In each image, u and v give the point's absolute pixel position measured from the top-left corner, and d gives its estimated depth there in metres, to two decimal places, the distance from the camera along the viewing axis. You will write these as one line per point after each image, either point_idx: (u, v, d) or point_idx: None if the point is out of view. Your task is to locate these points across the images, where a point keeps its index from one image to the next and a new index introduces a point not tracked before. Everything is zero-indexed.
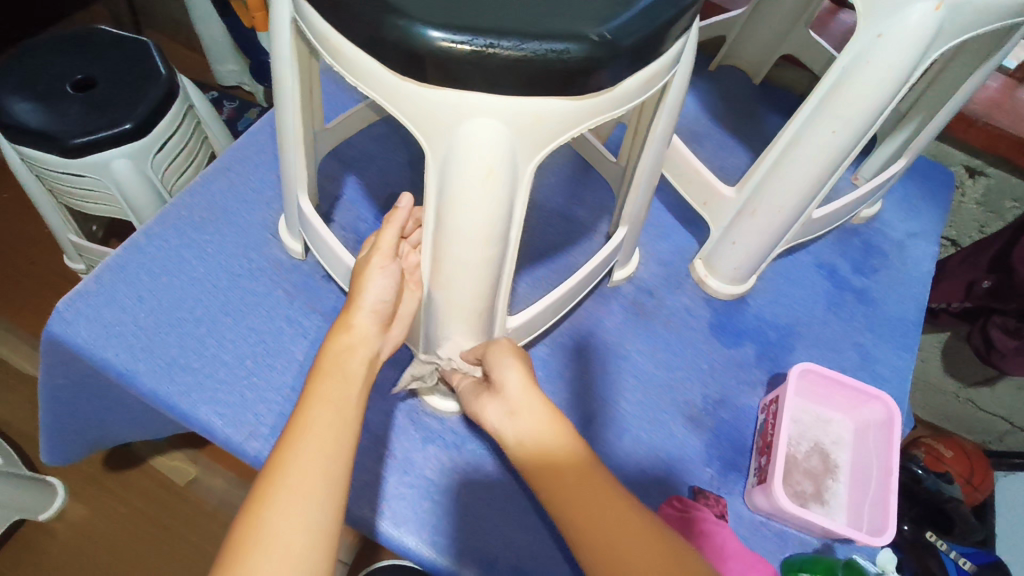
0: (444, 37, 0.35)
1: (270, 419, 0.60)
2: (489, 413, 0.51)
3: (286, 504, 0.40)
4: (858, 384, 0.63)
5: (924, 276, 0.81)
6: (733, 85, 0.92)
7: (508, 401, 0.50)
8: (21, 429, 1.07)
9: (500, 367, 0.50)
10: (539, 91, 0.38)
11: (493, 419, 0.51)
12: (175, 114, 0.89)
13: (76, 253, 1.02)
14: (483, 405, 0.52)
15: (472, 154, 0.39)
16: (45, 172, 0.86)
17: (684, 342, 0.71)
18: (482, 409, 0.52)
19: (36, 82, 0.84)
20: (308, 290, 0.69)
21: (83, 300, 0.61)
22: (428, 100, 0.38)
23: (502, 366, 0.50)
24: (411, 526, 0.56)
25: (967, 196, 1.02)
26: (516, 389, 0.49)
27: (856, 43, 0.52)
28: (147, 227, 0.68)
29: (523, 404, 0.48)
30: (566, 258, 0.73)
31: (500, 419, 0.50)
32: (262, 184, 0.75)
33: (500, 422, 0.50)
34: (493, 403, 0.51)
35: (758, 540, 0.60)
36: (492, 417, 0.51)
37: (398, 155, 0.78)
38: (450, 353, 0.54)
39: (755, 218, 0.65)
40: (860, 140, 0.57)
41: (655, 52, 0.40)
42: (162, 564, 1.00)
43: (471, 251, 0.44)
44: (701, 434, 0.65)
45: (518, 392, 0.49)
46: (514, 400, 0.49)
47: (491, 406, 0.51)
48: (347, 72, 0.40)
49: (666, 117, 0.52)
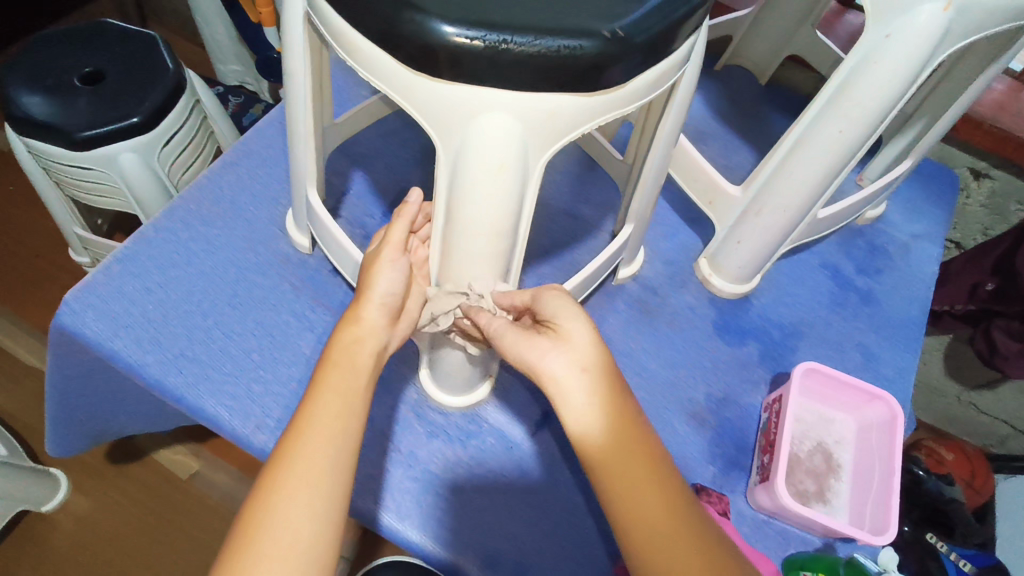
0: (457, 32, 0.35)
1: (276, 412, 0.60)
2: (548, 362, 0.44)
3: (294, 493, 0.40)
4: (861, 384, 0.63)
5: (928, 278, 0.81)
6: (739, 85, 0.92)
7: (575, 353, 0.44)
8: (25, 420, 1.08)
9: (565, 317, 0.45)
10: (551, 87, 0.38)
11: (551, 371, 0.44)
12: (181, 108, 0.89)
13: (81, 246, 1.02)
14: (535, 353, 0.45)
15: (483, 148, 0.39)
16: (52, 165, 0.86)
17: (688, 341, 0.71)
18: (538, 355, 0.44)
19: (44, 74, 0.84)
20: (314, 284, 0.69)
21: (91, 291, 0.62)
22: (440, 94, 0.39)
23: (566, 313, 0.45)
24: (415, 519, 0.56)
25: (971, 198, 1.02)
26: (585, 341, 0.44)
27: (864, 44, 0.53)
28: (155, 219, 0.69)
29: (596, 361, 0.44)
30: (572, 255, 0.73)
31: (564, 372, 0.43)
32: (269, 179, 0.75)
33: (564, 375, 0.43)
34: (555, 350, 0.44)
35: (759, 538, 0.61)
36: (550, 367, 0.44)
37: (404, 151, 0.78)
38: (484, 291, 0.47)
39: (761, 217, 0.65)
40: (868, 140, 0.57)
41: (666, 49, 0.40)
42: (164, 557, 1.00)
43: (481, 245, 0.44)
44: (704, 433, 0.66)
45: (585, 347, 0.44)
46: (583, 353, 0.44)
47: (551, 354, 0.44)
48: (359, 65, 0.41)
49: (674, 115, 0.53)
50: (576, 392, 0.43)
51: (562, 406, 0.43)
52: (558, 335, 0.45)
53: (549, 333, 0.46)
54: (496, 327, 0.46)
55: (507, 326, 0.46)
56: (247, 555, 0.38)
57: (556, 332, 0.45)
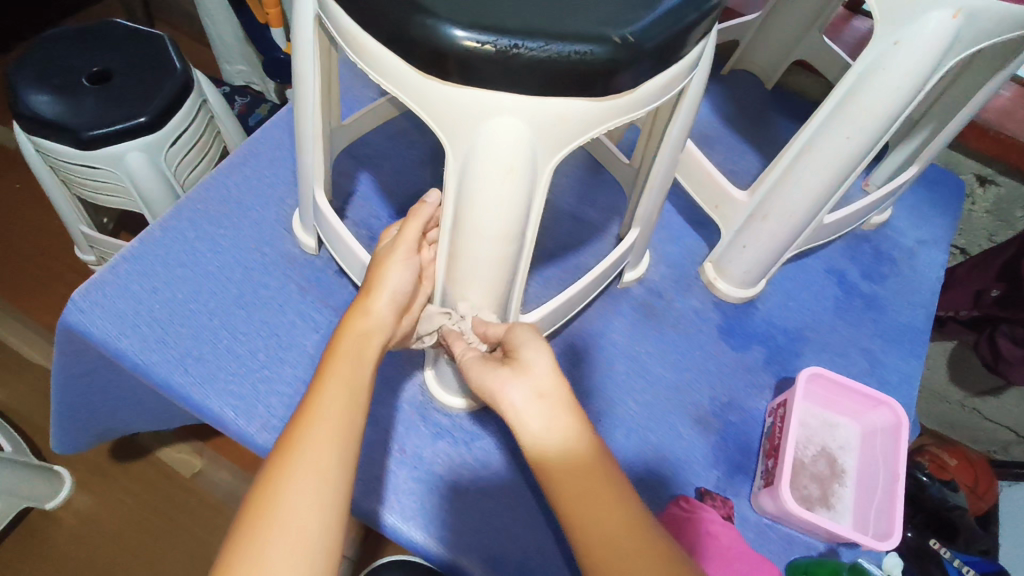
0: (469, 36, 0.35)
1: (281, 412, 0.60)
2: (509, 392, 0.47)
3: (299, 485, 0.40)
4: (866, 389, 0.63)
5: (933, 284, 0.81)
6: (745, 90, 0.92)
7: (535, 382, 0.47)
8: (29, 418, 1.08)
9: (528, 349, 0.48)
10: (561, 92, 0.38)
11: (511, 400, 0.47)
12: (189, 108, 0.89)
13: (87, 245, 1.03)
14: (497, 381, 0.48)
15: (493, 151, 0.39)
16: (59, 164, 0.87)
17: (693, 344, 0.72)
18: (500, 386, 0.48)
19: (52, 73, 0.85)
20: (320, 285, 0.70)
21: (98, 290, 0.62)
22: (451, 98, 0.39)
23: (531, 348, 0.48)
24: (419, 521, 0.56)
25: (977, 204, 1.02)
26: (547, 374, 0.47)
27: (872, 50, 0.53)
28: (162, 219, 0.69)
29: (555, 389, 0.46)
30: (577, 258, 0.73)
31: (523, 402, 0.46)
32: (276, 179, 0.76)
33: (523, 403, 0.46)
34: (516, 381, 0.47)
35: (763, 542, 0.61)
36: (511, 396, 0.47)
37: (411, 153, 0.79)
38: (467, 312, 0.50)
39: (767, 222, 0.65)
40: (875, 146, 0.57)
41: (675, 54, 0.40)
42: (166, 555, 1.01)
43: (489, 248, 0.44)
44: (708, 437, 0.66)
45: (545, 376, 0.47)
46: (545, 384, 0.47)
47: (513, 384, 0.47)
48: (370, 68, 0.41)
49: (683, 119, 0.53)
50: (535, 418, 0.46)
51: (524, 432, 0.46)
52: (518, 366, 0.48)
53: (511, 363, 0.49)
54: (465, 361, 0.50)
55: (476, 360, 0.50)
56: (251, 546, 0.37)
57: (517, 362, 0.48)
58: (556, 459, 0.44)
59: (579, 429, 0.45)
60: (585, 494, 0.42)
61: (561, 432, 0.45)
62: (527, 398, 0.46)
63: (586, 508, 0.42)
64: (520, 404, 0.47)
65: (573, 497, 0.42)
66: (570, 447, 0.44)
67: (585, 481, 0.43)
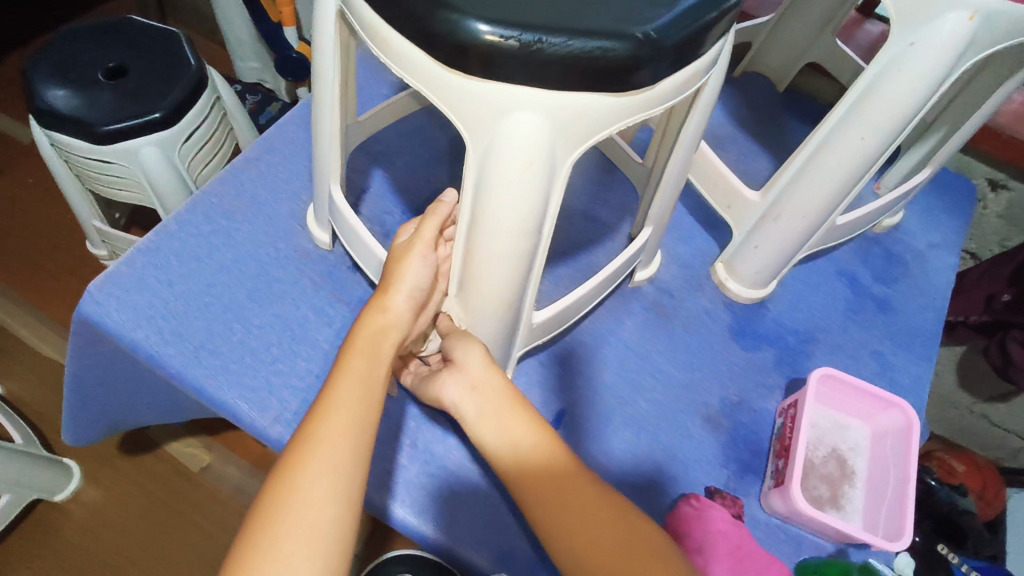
0: (492, 31, 0.36)
1: (294, 405, 0.61)
2: (447, 390, 0.53)
3: (316, 473, 0.41)
4: (878, 391, 0.63)
5: (944, 287, 0.81)
6: (757, 92, 0.92)
7: (468, 375, 0.52)
8: (39, 410, 1.09)
9: (460, 347, 0.52)
10: (582, 87, 0.38)
11: (450, 397, 0.53)
12: (203, 104, 0.90)
13: (99, 239, 1.03)
14: (439, 384, 0.54)
15: (513, 147, 0.40)
16: (74, 158, 0.87)
17: (704, 345, 0.72)
18: (438, 388, 0.53)
19: (68, 67, 0.85)
20: (333, 280, 0.70)
21: (114, 283, 0.63)
22: (473, 93, 0.39)
23: (461, 345, 0.52)
24: (429, 514, 0.56)
25: (988, 208, 1.02)
26: (478, 368, 0.51)
27: (887, 52, 0.53)
28: (177, 213, 0.69)
29: (484, 381, 0.51)
30: (589, 257, 0.74)
31: (459, 395, 0.52)
32: (290, 175, 0.76)
33: (459, 398, 0.52)
34: (452, 379, 0.53)
35: (772, 542, 0.61)
36: (450, 394, 0.52)
37: (424, 151, 0.79)
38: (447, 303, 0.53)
39: (779, 222, 0.65)
40: (889, 147, 0.57)
41: (694, 52, 0.41)
42: (173, 548, 1.01)
43: (505, 243, 0.44)
44: (717, 436, 0.66)
45: (478, 369, 0.51)
46: (477, 378, 0.51)
47: (450, 382, 0.53)
48: (393, 63, 0.41)
49: (698, 118, 0.53)
50: (472, 410, 0.51)
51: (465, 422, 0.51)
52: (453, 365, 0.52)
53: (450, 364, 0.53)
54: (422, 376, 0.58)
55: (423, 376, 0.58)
56: (269, 533, 0.38)
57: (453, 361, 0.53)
58: (498, 452, 0.49)
59: (515, 422, 0.50)
60: (551, 491, 0.47)
61: (498, 425, 0.50)
62: (462, 393, 0.52)
63: (554, 505, 0.47)
64: (459, 398, 0.52)
65: (540, 494, 0.47)
66: (517, 441, 0.49)
67: (548, 479, 0.48)
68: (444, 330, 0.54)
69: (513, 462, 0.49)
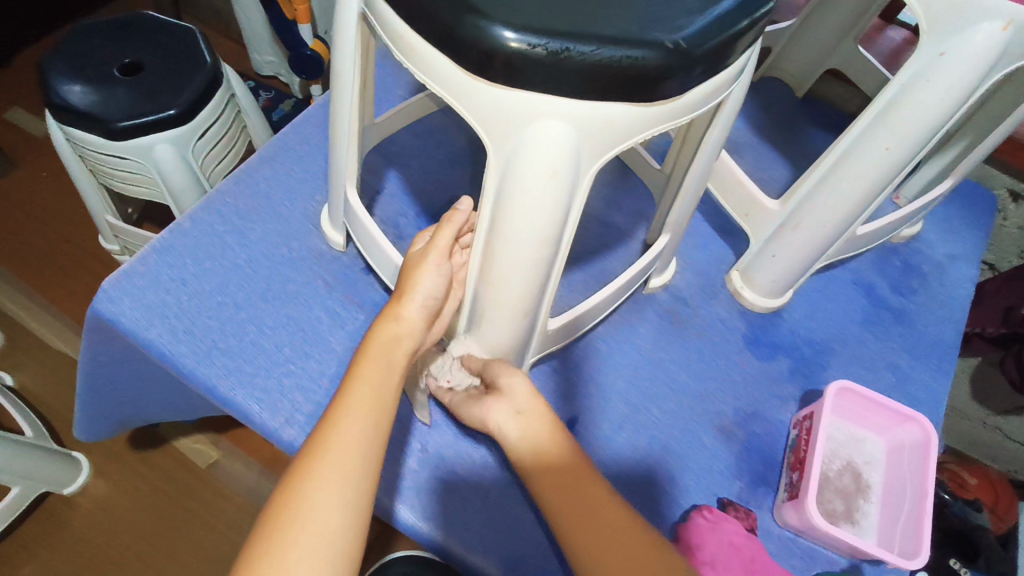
0: (519, 39, 0.35)
1: (305, 407, 0.61)
2: (493, 414, 0.54)
3: (325, 479, 0.40)
4: (895, 405, 0.62)
5: (963, 300, 0.80)
6: (777, 98, 0.92)
7: (514, 402, 0.53)
8: (50, 404, 1.09)
9: (506, 374, 0.54)
10: (609, 96, 0.38)
11: (496, 421, 0.54)
12: (217, 101, 0.90)
13: (112, 234, 1.03)
14: (483, 410, 0.55)
15: (537, 156, 0.39)
16: (89, 153, 0.87)
17: (718, 354, 0.71)
18: (484, 411, 0.55)
19: (85, 63, 0.85)
20: (346, 281, 0.70)
21: (129, 280, 0.63)
22: (496, 100, 0.39)
23: (506, 374, 0.54)
24: (440, 520, 0.56)
25: (1008, 220, 1.01)
26: (524, 395, 0.53)
27: (916, 62, 0.52)
28: (192, 212, 0.69)
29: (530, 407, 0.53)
30: (603, 263, 0.73)
31: (505, 420, 0.53)
32: (305, 175, 0.76)
33: (503, 420, 0.53)
34: (497, 405, 0.54)
35: (785, 555, 0.60)
36: (495, 418, 0.54)
37: (439, 153, 0.79)
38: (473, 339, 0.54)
39: (798, 232, 0.64)
40: (914, 158, 0.57)
41: (723, 61, 0.40)
42: (179, 544, 1.01)
43: (525, 251, 0.44)
44: (731, 446, 0.65)
45: (522, 396, 0.53)
46: (522, 404, 0.53)
47: (495, 407, 0.54)
48: (414, 68, 0.41)
49: (720, 128, 0.52)
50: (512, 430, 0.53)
51: (506, 444, 0.53)
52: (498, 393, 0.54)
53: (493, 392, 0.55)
54: (458, 400, 0.58)
55: (465, 398, 0.58)
56: (275, 539, 0.38)
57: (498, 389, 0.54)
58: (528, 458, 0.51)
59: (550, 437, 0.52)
60: (563, 485, 0.49)
61: (533, 441, 0.52)
62: (505, 417, 0.53)
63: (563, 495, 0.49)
64: (504, 422, 0.54)
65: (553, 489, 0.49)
66: (541, 445, 0.51)
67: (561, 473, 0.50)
68: (482, 361, 0.55)
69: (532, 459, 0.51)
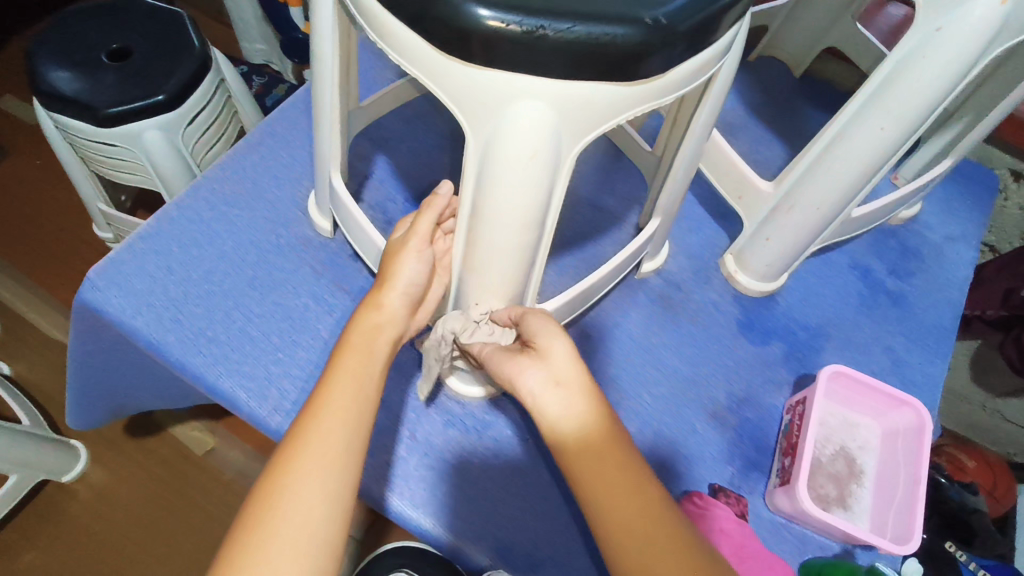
0: (493, 16, 0.34)
1: (293, 395, 0.60)
2: (526, 377, 0.47)
3: (306, 471, 0.40)
4: (889, 389, 0.62)
5: (961, 282, 0.79)
6: (774, 78, 0.90)
7: (553, 369, 0.46)
8: (47, 392, 1.10)
9: (547, 336, 0.47)
10: (588, 76, 0.37)
11: (528, 386, 0.47)
12: (207, 86, 0.88)
13: (105, 222, 1.03)
14: (515, 368, 0.48)
15: (515, 139, 0.38)
16: (77, 140, 0.86)
17: (711, 338, 0.70)
18: (517, 371, 0.48)
19: (71, 48, 0.84)
20: (336, 268, 0.69)
21: (114, 268, 0.62)
22: (472, 81, 0.38)
23: (547, 335, 0.47)
24: (428, 507, 0.56)
25: (1010, 201, 1.00)
26: (564, 361, 0.46)
27: (912, 38, 0.51)
28: (178, 198, 0.69)
29: (571, 376, 0.46)
30: (595, 247, 0.72)
31: (540, 387, 0.46)
32: (292, 160, 0.75)
33: (540, 390, 0.46)
34: (532, 367, 0.47)
35: (776, 541, 0.60)
36: (528, 383, 0.47)
37: (429, 136, 0.78)
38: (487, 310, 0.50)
39: (792, 214, 0.63)
40: (911, 136, 0.55)
41: (708, 38, 0.39)
42: (178, 531, 1.02)
43: (506, 236, 0.43)
44: (722, 431, 0.65)
45: (563, 362, 0.46)
46: (564, 374, 0.46)
47: (529, 370, 0.47)
48: (390, 49, 0.40)
49: (709, 108, 0.51)
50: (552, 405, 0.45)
51: (542, 416, 0.46)
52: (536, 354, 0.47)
53: (529, 352, 0.48)
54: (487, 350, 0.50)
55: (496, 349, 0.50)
56: (254, 532, 0.38)
57: (535, 349, 0.48)
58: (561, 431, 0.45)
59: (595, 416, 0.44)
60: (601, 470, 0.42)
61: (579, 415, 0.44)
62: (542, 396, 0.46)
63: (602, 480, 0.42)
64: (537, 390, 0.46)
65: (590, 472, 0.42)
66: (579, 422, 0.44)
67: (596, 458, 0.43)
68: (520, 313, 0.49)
69: (573, 437, 0.44)
